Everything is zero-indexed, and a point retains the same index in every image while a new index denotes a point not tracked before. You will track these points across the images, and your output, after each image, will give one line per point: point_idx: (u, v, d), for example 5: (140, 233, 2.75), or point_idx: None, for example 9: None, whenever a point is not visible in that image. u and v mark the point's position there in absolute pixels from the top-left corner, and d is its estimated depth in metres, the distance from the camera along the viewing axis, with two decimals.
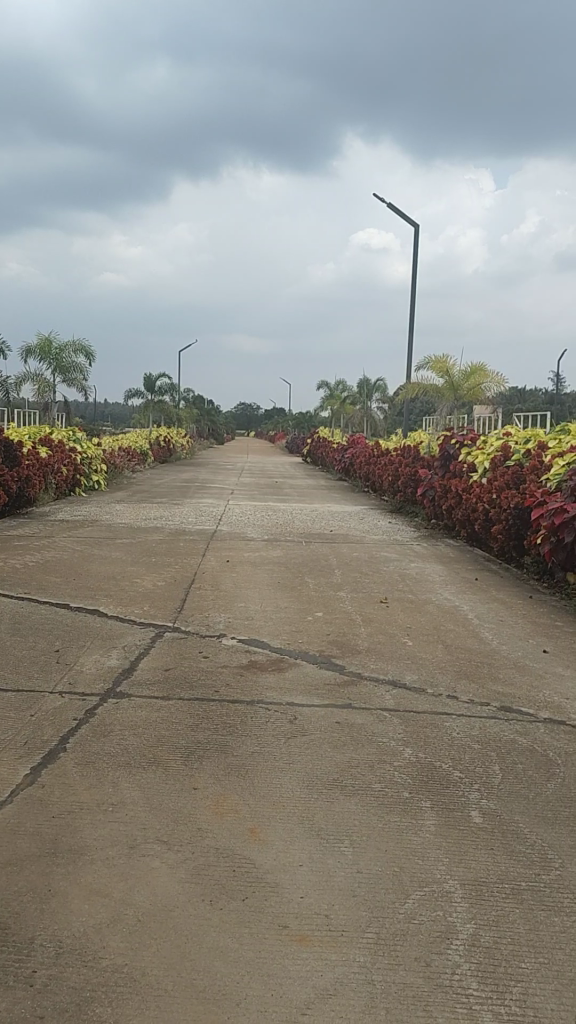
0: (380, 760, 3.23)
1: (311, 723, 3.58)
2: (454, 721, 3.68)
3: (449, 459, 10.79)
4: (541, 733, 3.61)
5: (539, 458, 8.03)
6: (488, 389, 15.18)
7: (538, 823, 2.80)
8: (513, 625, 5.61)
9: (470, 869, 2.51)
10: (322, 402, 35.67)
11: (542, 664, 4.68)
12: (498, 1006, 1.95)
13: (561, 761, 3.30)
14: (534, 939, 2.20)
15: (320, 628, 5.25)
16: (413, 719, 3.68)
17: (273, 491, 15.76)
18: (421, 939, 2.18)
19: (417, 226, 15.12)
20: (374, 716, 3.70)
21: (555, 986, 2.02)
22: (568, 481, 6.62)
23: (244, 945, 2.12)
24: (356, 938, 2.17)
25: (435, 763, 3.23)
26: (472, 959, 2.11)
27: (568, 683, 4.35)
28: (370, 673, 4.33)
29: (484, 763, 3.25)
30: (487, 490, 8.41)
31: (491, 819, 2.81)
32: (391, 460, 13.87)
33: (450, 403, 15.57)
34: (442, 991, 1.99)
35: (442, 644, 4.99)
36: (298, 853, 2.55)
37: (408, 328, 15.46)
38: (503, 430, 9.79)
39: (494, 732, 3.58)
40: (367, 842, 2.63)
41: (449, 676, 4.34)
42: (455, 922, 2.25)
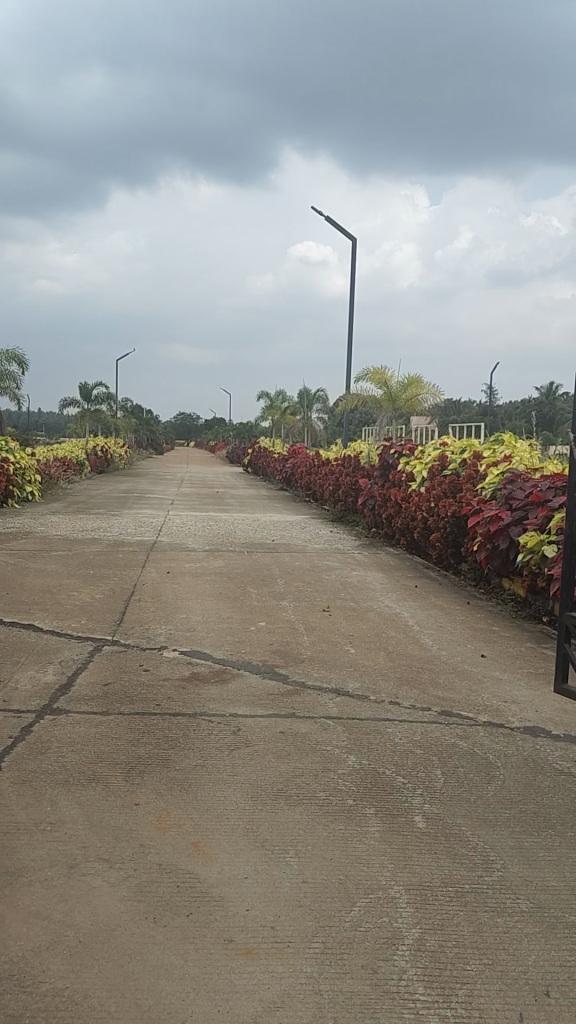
0: (324, 768, 3.23)
1: (254, 734, 3.56)
2: (396, 727, 3.71)
3: (388, 468, 10.92)
4: (482, 736, 3.66)
5: (475, 467, 8.20)
6: (425, 400, 15.42)
7: (481, 825, 2.83)
8: (452, 631, 5.69)
9: (414, 874, 2.52)
10: (262, 412, 35.75)
11: (481, 668, 4.76)
12: (445, 1009, 1.96)
13: (501, 763, 3.36)
14: (479, 941, 2.22)
15: (263, 637, 5.24)
16: (356, 726, 3.69)
17: (214, 502, 15.68)
18: (368, 946, 2.17)
19: (355, 240, 15.31)
20: (317, 724, 3.70)
21: (500, 986, 2.04)
22: (503, 490, 6.78)
23: (190, 962, 2.08)
24: (303, 949, 2.15)
25: (378, 770, 3.24)
26: (418, 963, 2.12)
27: (506, 686, 4.43)
28: (313, 682, 4.33)
29: (427, 767, 3.28)
30: (425, 499, 8.54)
31: (434, 823, 2.83)
32: (331, 470, 13.96)
33: (389, 414, 15.78)
34: (389, 997, 1.99)
35: (383, 651, 5.02)
36: (243, 865, 2.53)
37: (347, 341, 15.63)
38: (440, 439, 9.96)
39: (436, 736, 3.62)
40: (312, 852, 2.62)
41: (391, 683, 4.37)
42: (400, 928, 2.25)
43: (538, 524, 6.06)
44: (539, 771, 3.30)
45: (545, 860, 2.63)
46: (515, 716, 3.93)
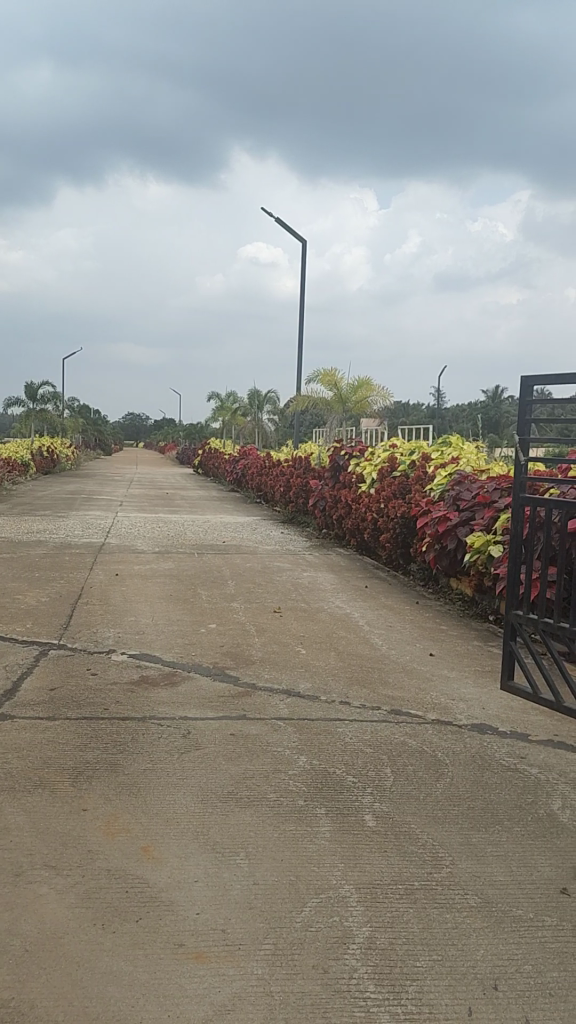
0: (275, 770, 3.22)
1: (205, 737, 3.54)
2: (346, 727, 3.73)
3: (339, 469, 10.98)
4: (431, 734, 3.70)
5: (423, 468, 8.30)
6: (374, 402, 15.53)
7: (430, 823, 2.86)
8: (401, 630, 5.74)
9: (365, 873, 2.54)
10: (213, 415, 35.63)
11: (430, 667, 4.81)
12: (395, 1007, 1.97)
13: (449, 761, 3.40)
14: (428, 937, 2.24)
15: (214, 639, 5.22)
16: (307, 727, 3.70)
17: (164, 503, 15.55)
18: (318, 947, 2.18)
19: (304, 243, 15.39)
20: (268, 726, 3.70)
21: (449, 981, 2.06)
22: (451, 491, 6.87)
23: (139, 968, 2.06)
24: (253, 951, 2.14)
25: (329, 770, 3.25)
26: (369, 961, 2.13)
27: (454, 685, 4.48)
28: (263, 683, 4.33)
29: (377, 767, 3.30)
30: (375, 500, 8.61)
31: (384, 821, 2.85)
32: (282, 472, 13.97)
33: (339, 415, 15.85)
34: (340, 996, 2.00)
35: (334, 651, 5.04)
36: (193, 869, 2.51)
37: (297, 343, 15.68)
38: (389, 441, 10.06)
39: (386, 736, 3.64)
40: (262, 853, 2.61)
41: (341, 683, 4.39)
42: (351, 927, 2.26)
43: (484, 524, 6.16)
44: (487, 768, 3.35)
45: (493, 856, 2.66)
46: (463, 714, 3.99)
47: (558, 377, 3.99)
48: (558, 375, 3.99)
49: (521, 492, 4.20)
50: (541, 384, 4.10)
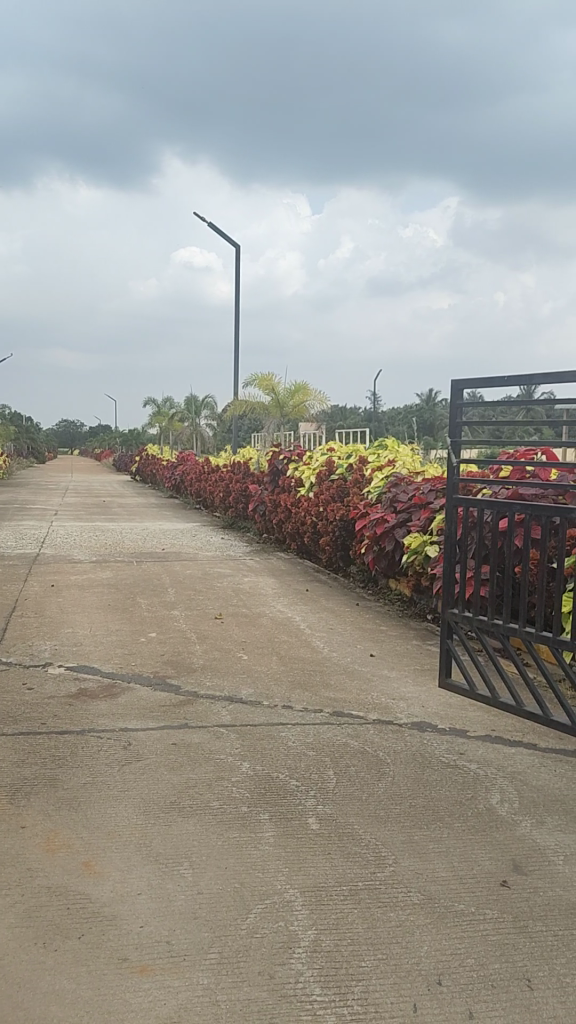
0: (218, 777, 3.22)
1: (146, 747, 3.51)
2: (289, 732, 3.73)
3: (278, 474, 11.01)
4: (372, 735, 3.73)
5: (360, 471, 8.38)
6: (312, 406, 15.64)
7: (373, 823, 2.89)
8: (341, 632, 5.79)
9: (309, 876, 2.55)
10: (150, 421, 35.34)
11: (370, 667, 4.87)
12: (341, 1008, 1.99)
13: (391, 760, 3.44)
14: (373, 937, 2.26)
15: (154, 648, 5.18)
16: (249, 733, 3.69)
17: (102, 511, 15.33)
18: (265, 953, 2.18)
19: (238, 247, 15.48)
20: (210, 733, 3.68)
21: (394, 980, 2.09)
22: (387, 493, 6.95)
23: (82, 986, 2.03)
24: (199, 961, 2.14)
25: (272, 774, 3.26)
26: (314, 964, 2.14)
27: (394, 685, 4.54)
28: (205, 690, 4.31)
29: (319, 769, 3.32)
30: (314, 503, 8.67)
31: (327, 824, 2.87)
32: (221, 477, 13.95)
33: (277, 420, 15.90)
34: (287, 1001, 2.00)
35: (276, 656, 5.05)
36: (136, 881, 2.49)
37: (234, 347, 15.70)
38: (327, 444, 10.13)
39: (328, 738, 3.67)
40: (206, 862, 2.60)
41: (283, 687, 4.40)
42: (296, 930, 2.27)
43: (421, 525, 6.26)
44: (427, 765, 3.40)
45: (434, 852, 2.71)
46: (403, 712, 4.04)
47: (488, 380, 4.09)
48: (488, 378, 4.09)
49: (454, 494, 4.29)
50: (472, 387, 4.19)
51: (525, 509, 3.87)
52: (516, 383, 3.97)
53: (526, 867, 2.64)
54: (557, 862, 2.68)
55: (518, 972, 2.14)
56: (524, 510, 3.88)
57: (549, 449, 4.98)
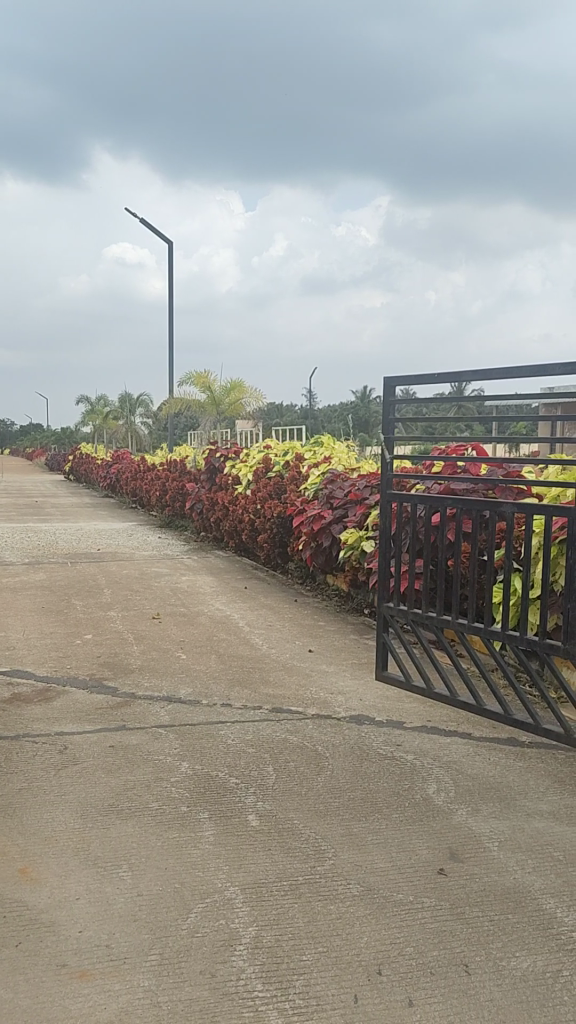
0: (157, 777, 3.20)
1: (83, 750, 3.46)
2: (227, 730, 3.73)
3: (214, 472, 10.98)
4: (311, 729, 3.76)
5: (297, 469, 8.42)
6: (248, 404, 15.62)
7: (312, 817, 2.92)
8: (280, 629, 5.81)
9: (250, 873, 2.55)
10: (83, 419, 34.76)
11: (308, 663, 4.90)
12: (283, 1003, 2.00)
13: (329, 754, 3.47)
14: (314, 930, 2.28)
15: (90, 650, 5.10)
16: (188, 733, 3.68)
17: (35, 512, 15.02)
18: (206, 952, 2.18)
19: (171, 244, 15.35)
20: (148, 734, 3.66)
21: (335, 971, 2.11)
22: (324, 489, 7.02)
23: (20, 995, 1.99)
24: (139, 964, 2.12)
25: (211, 773, 3.25)
26: (255, 960, 2.15)
27: (332, 679, 4.58)
28: (142, 691, 4.27)
29: (259, 766, 3.33)
30: (251, 501, 8.67)
31: (267, 820, 2.88)
32: (157, 476, 13.82)
33: (213, 418, 15.83)
34: (229, 998, 2.01)
35: (214, 655, 5.04)
36: (75, 886, 2.45)
37: (168, 345, 15.57)
38: (263, 443, 10.15)
39: (267, 734, 3.68)
40: (146, 864, 2.58)
41: (222, 685, 4.39)
42: (237, 928, 2.28)
43: (357, 519, 6.34)
44: (365, 758, 3.45)
45: (373, 844, 2.75)
46: (341, 706, 4.08)
47: (420, 377, 4.16)
48: (420, 375, 4.15)
49: (388, 490, 4.35)
50: (404, 385, 4.25)
51: (456, 504, 3.95)
52: (447, 380, 4.05)
53: (462, 854, 2.70)
54: (492, 848, 2.75)
55: (456, 957, 2.19)
56: (455, 505, 3.97)
57: (480, 445, 5.09)
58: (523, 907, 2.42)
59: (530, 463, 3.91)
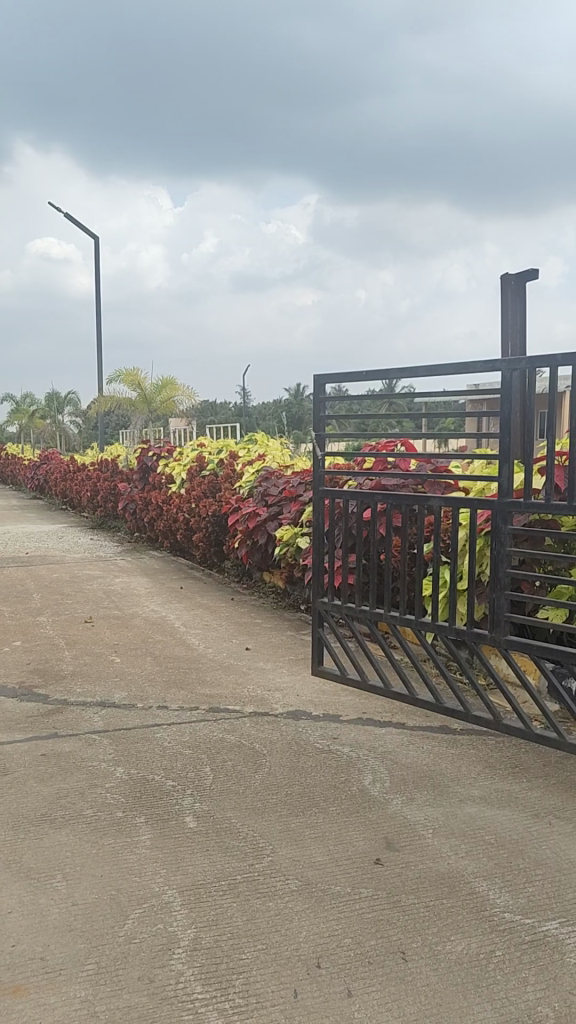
0: (92, 784, 3.15)
1: (15, 760, 3.39)
2: (163, 732, 3.70)
3: (147, 472, 10.86)
4: (248, 727, 3.76)
5: (231, 467, 8.39)
6: (181, 401, 15.48)
7: (249, 815, 2.92)
8: (216, 627, 5.79)
9: (188, 875, 2.54)
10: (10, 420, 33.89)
11: (245, 660, 4.90)
12: (223, 1004, 1.99)
13: (267, 751, 3.48)
14: (253, 928, 2.28)
15: (20, 657, 4.99)
16: (123, 737, 3.63)
17: None
18: (143, 957, 2.16)
19: (97, 238, 15.05)
20: (82, 741, 3.60)
21: (274, 968, 2.12)
22: (258, 487, 7.02)
23: None
24: (75, 974, 2.09)
25: (147, 776, 3.23)
26: (194, 962, 2.14)
27: (269, 675, 4.59)
28: (76, 697, 4.20)
29: (196, 767, 3.32)
30: (186, 500, 8.62)
31: (205, 821, 2.87)
32: (88, 477, 13.57)
33: (144, 415, 15.64)
34: (168, 1002, 2.00)
35: (150, 657, 4.99)
36: (7, 899, 2.40)
37: (98, 343, 15.32)
38: (197, 440, 10.08)
39: (204, 735, 3.67)
40: (81, 872, 2.54)
41: (158, 687, 4.35)
42: (175, 931, 2.27)
43: (291, 517, 6.36)
44: (302, 753, 3.46)
45: (311, 838, 2.77)
46: (278, 703, 4.09)
47: (351, 375, 4.19)
48: (350, 371, 4.18)
49: (321, 486, 4.37)
50: (335, 382, 4.28)
51: (386, 498, 3.99)
52: (378, 376, 4.08)
53: (398, 843, 2.74)
54: (427, 835, 2.80)
55: (393, 945, 2.22)
56: (386, 500, 4.02)
57: (409, 440, 5.16)
58: (457, 891, 2.47)
59: (457, 458, 3.98)
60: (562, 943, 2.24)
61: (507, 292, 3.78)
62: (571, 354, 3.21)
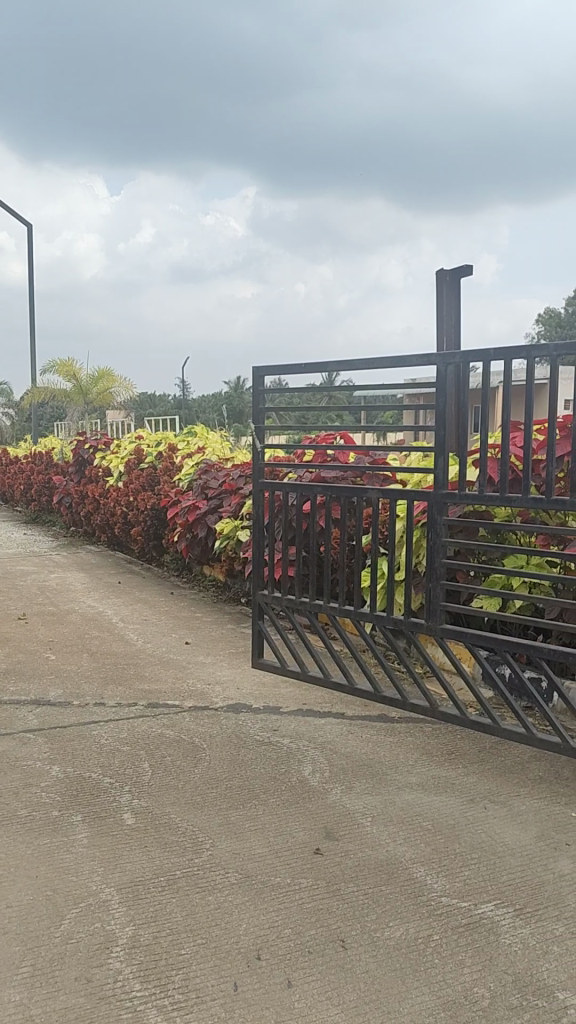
0: (26, 784, 3.08)
1: None
2: (101, 729, 3.65)
3: (83, 465, 10.67)
4: (187, 722, 3.73)
5: (170, 461, 8.29)
6: (117, 393, 15.25)
7: (189, 810, 2.89)
8: (155, 622, 5.73)
9: (126, 872, 2.51)
10: None
11: (184, 654, 4.86)
12: (163, 1001, 1.98)
13: (206, 745, 3.46)
14: (192, 923, 2.27)
15: None
16: (59, 735, 3.57)
17: None
18: (81, 957, 2.12)
19: (30, 227, 14.68)
20: (16, 740, 3.51)
21: (214, 962, 2.11)
22: (198, 480, 6.98)
23: None
24: (9, 978, 2.04)
25: (84, 774, 3.17)
26: (133, 960, 2.11)
27: (208, 669, 4.57)
28: (10, 696, 4.10)
29: (135, 763, 3.28)
30: (124, 493, 8.50)
31: (143, 817, 2.84)
32: (21, 470, 13.27)
33: (80, 407, 15.36)
34: (106, 1002, 1.97)
35: (86, 653, 4.90)
36: None
37: (31, 333, 14.98)
38: (135, 432, 9.94)
39: (142, 731, 3.62)
40: (15, 874, 2.48)
41: (95, 684, 4.28)
42: (113, 929, 2.23)
43: (232, 510, 6.33)
44: (242, 746, 3.45)
45: (250, 830, 2.76)
46: (218, 697, 4.07)
47: (290, 367, 4.18)
48: (289, 364, 4.17)
49: (260, 479, 4.36)
50: (274, 375, 4.27)
51: (325, 491, 4.00)
52: (317, 370, 4.08)
53: (337, 833, 2.75)
54: (366, 823, 2.82)
55: (333, 934, 2.23)
56: (325, 492, 4.03)
57: (348, 433, 5.19)
58: (395, 877, 2.50)
59: (394, 449, 4.01)
60: (497, 924, 2.29)
61: (442, 288, 3.84)
62: (502, 351, 3.27)
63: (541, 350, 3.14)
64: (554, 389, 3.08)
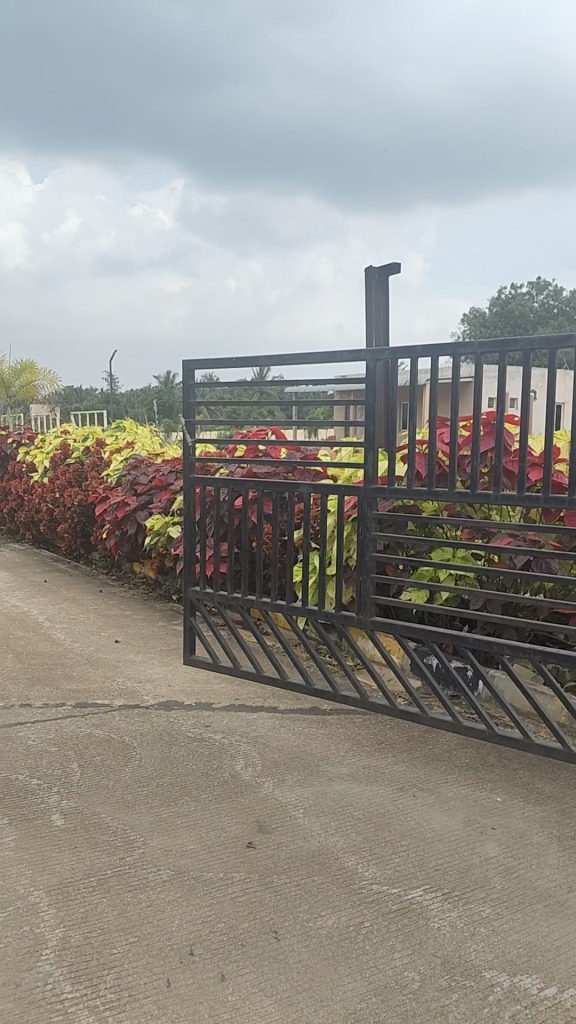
0: None
1: None
2: (28, 730, 3.57)
3: (6, 461, 10.41)
4: (117, 721, 3.68)
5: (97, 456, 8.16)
6: (41, 387, 14.90)
7: (119, 810, 2.86)
8: (83, 620, 5.64)
9: (55, 874, 2.46)
10: None
11: (113, 653, 4.80)
12: (94, 1001, 1.95)
13: (137, 743, 3.43)
14: (124, 922, 2.25)
15: None
16: None
17: None
18: (9, 962, 2.08)
19: None
20: None
21: (147, 960, 2.09)
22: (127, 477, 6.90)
23: None
24: None
25: (10, 777, 3.10)
26: (63, 962, 2.08)
27: (139, 667, 4.52)
28: None
29: (63, 764, 3.22)
30: (49, 489, 8.33)
31: (72, 818, 2.80)
32: None
33: (3, 401, 14.96)
34: (36, 1005, 1.93)
35: (12, 654, 4.79)
36: None
37: None
38: (60, 427, 9.73)
39: (71, 731, 3.56)
40: None
41: (22, 685, 4.18)
42: (43, 932, 2.20)
43: (162, 506, 6.27)
44: (173, 743, 3.43)
45: (182, 827, 2.75)
46: (149, 694, 4.04)
47: (221, 362, 4.17)
48: (220, 358, 4.15)
49: (191, 474, 4.33)
50: (205, 370, 4.25)
51: (256, 486, 4.00)
52: (248, 365, 4.08)
53: (269, 826, 2.76)
54: (298, 815, 2.84)
55: (266, 926, 2.24)
56: (257, 487, 4.03)
57: (279, 429, 5.20)
58: (327, 867, 2.53)
59: (324, 445, 4.04)
60: (426, 908, 2.34)
61: (371, 285, 3.90)
62: (429, 348, 3.33)
63: (467, 348, 3.20)
64: (479, 385, 3.15)
